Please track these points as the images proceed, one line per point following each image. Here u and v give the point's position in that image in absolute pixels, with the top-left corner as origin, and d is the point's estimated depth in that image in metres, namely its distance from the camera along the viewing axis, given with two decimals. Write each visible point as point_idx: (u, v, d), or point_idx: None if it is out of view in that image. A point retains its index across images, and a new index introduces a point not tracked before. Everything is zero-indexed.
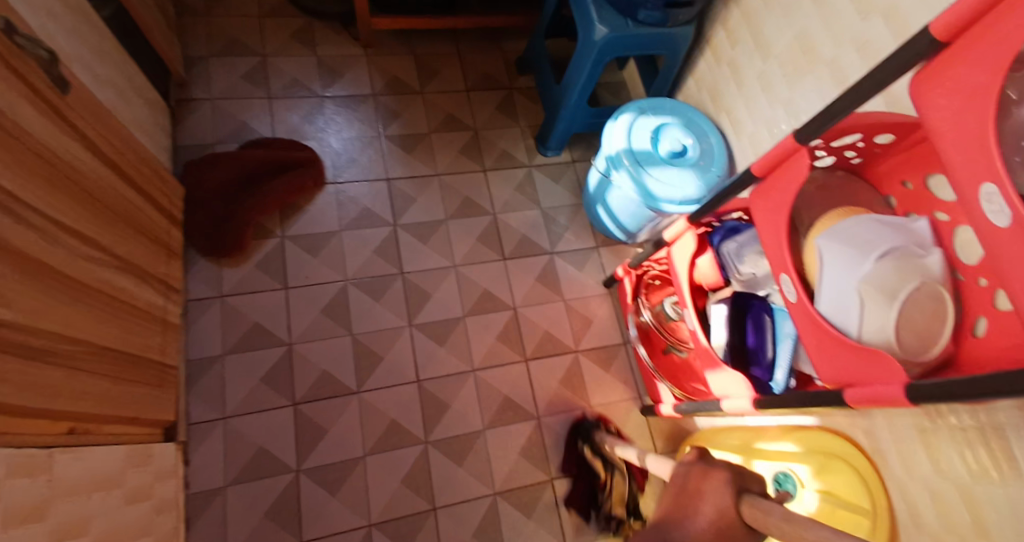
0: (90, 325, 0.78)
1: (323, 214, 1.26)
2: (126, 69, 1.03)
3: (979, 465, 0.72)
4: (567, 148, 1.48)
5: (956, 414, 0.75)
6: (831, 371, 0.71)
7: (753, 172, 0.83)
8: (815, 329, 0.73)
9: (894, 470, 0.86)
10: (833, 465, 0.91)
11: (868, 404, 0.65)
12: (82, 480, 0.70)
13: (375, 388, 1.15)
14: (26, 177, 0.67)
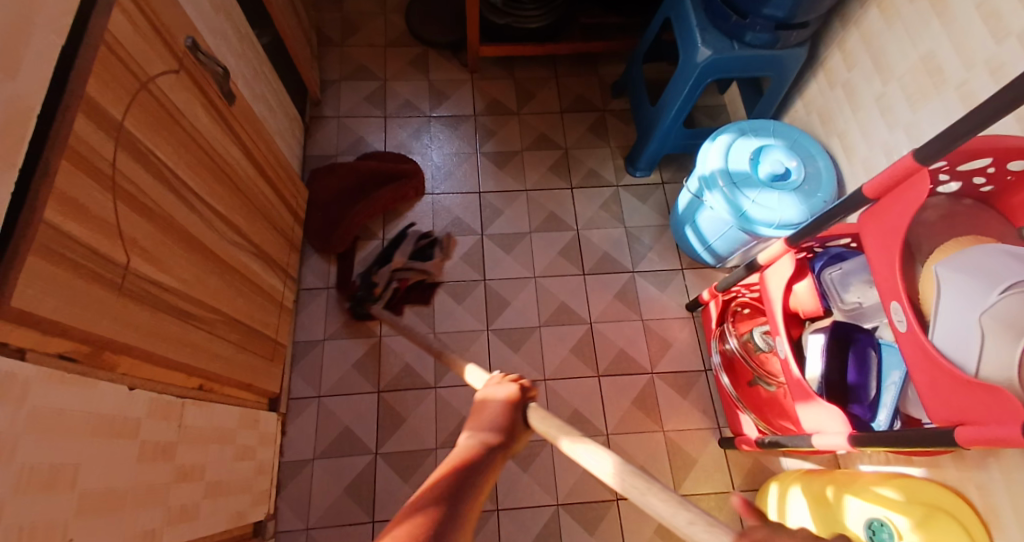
0: (227, 297, 0.92)
1: (420, 220, 1.37)
2: (276, 88, 1.21)
3: None
4: (658, 169, 1.48)
5: None
6: (944, 410, 0.64)
7: (865, 192, 0.75)
8: (925, 362, 0.66)
9: (1010, 534, 0.79)
10: (941, 521, 0.80)
11: (986, 444, 0.58)
12: (205, 430, 0.83)
13: (452, 385, 1.21)
14: (193, 169, 0.81)
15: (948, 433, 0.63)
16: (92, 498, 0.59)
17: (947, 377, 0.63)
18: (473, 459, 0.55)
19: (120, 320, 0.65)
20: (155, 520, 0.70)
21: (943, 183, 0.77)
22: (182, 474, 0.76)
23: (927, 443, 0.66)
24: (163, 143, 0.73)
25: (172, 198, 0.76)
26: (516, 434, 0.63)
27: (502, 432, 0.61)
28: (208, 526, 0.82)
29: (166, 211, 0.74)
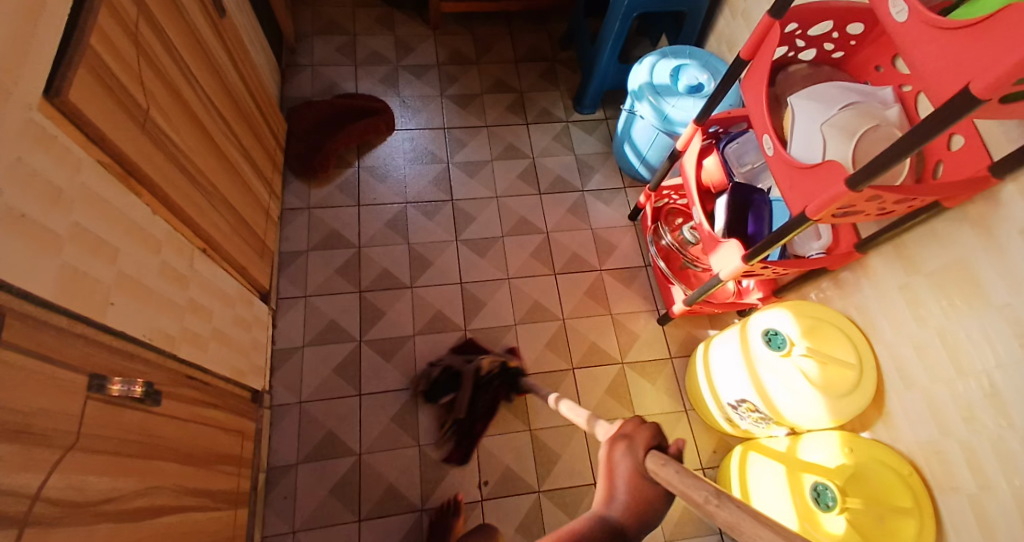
0: (222, 181, 1.06)
1: (391, 153, 1.54)
2: (257, 27, 1.37)
3: (951, 304, 0.80)
4: (602, 108, 1.68)
5: (925, 261, 0.84)
6: (799, 200, 0.80)
7: (743, 56, 0.94)
8: (785, 170, 0.83)
9: (883, 334, 0.92)
10: (823, 328, 0.93)
11: (825, 210, 0.74)
12: (208, 281, 0.97)
13: (426, 285, 1.37)
14: (195, 56, 0.97)
15: (802, 215, 0.80)
16: (128, 281, 0.73)
17: (799, 173, 0.80)
18: None
19: (144, 153, 0.79)
20: (172, 330, 0.84)
21: (800, 51, 0.96)
22: (193, 308, 0.90)
23: (789, 231, 0.83)
24: (171, 24, 0.89)
25: (178, 72, 0.90)
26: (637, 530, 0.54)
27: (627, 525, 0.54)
28: (215, 363, 0.97)
29: (173, 81, 0.89)
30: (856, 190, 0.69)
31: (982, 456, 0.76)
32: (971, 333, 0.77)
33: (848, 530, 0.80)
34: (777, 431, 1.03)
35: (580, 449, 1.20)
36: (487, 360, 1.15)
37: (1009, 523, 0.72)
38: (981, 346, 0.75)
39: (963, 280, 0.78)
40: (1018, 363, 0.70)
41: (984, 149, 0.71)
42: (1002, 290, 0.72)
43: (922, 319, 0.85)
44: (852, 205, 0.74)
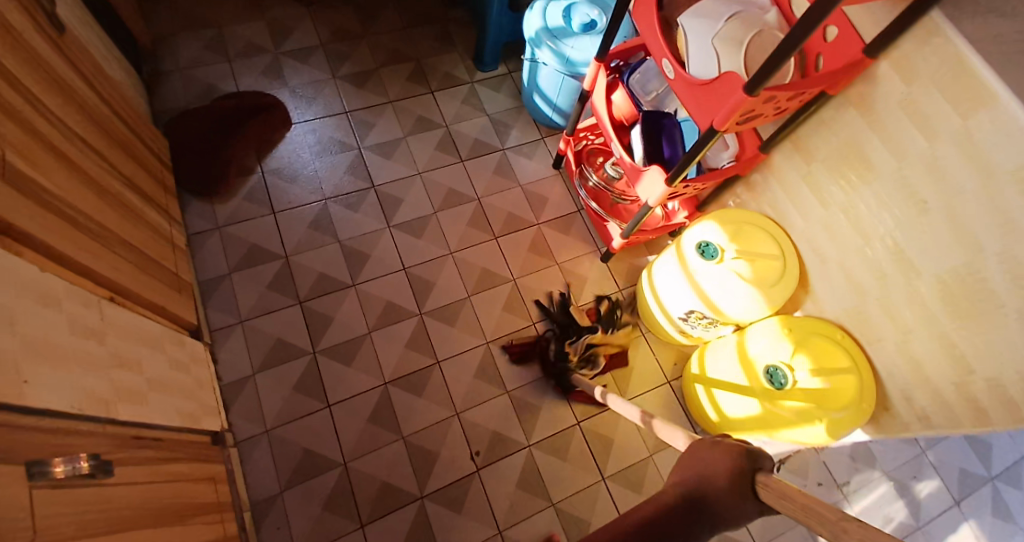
0: (110, 217, 0.97)
1: (294, 150, 1.47)
2: (103, 39, 1.23)
3: (846, 181, 0.88)
4: (503, 63, 1.66)
5: (821, 147, 0.91)
6: (705, 115, 0.84)
7: None
8: (688, 88, 0.87)
9: (797, 222, 1.00)
10: (745, 229, 1.00)
11: (730, 120, 0.79)
12: (129, 329, 0.90)
13: (369, 280, 1.33)
14: (43, 85, 0.87)
15: (710, 129, 0.84)
16: (38, 352, 0.65)
17: (700, 90, 0.84)
18: (664, 516, 0.60)
19: (13, 207, 0.70)
20: (104, 392, 0.77)
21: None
22: (119, 364, 0.83)
23: (700, 147, 0.88)
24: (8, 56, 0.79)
25: (29, 107, 0.81)
26: (727, 516, 0.60)
27: (716, 503, 0.60)
28: (160, 414, 0.91)
29: (26, 117, 0.80)
30: (753, 94, 0.73)
31: (897, 309, 0.85)
32: (870, 204, 0.85)
33: (804, 399, 0.90)
34: (726, 330, 1.10)
35: (558, 396, 1.24)
36: (601, 350, 1.24)
37: (934, 360, 0.82)
38: (880, 213, 0.84)
39: (856, 156, 0.85)
40: (913, 220, 0.79)
41: (856, 34, 0.77)
42: (889, 158, 0.80)
43: (825, 201, 0.93)
44: (753, 110, 0.79)
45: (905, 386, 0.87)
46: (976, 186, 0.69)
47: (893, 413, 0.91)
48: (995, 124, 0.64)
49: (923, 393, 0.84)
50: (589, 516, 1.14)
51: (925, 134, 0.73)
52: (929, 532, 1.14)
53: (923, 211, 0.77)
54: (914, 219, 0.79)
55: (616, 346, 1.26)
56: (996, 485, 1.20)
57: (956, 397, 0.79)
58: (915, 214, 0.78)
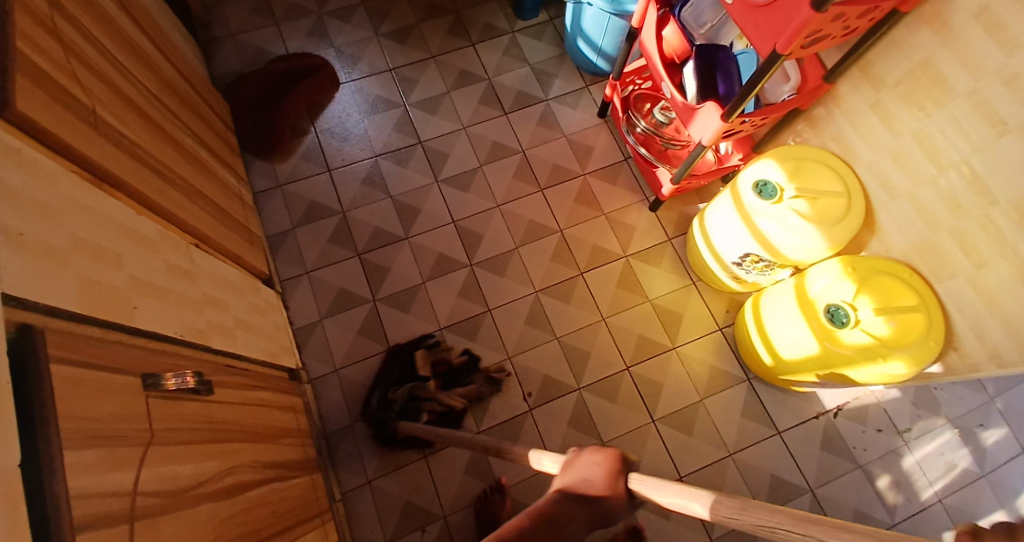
0: (188, 172, 1.05)
1: (343, 110, 1.51)
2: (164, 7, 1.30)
3: (917, 106, 0.84)
4: (544, 9, 1.64)
5: (891, 72, 0.87)
6: (767, 40, 0.81)
7: None
8: (749, 12, 0.83)
9: (862, 155, 0.96)
10: (807, 167, 0.96)
11: (795, 40, 0.75)
12: (213, 270, 0.98)
13: (421, 233, 1.38)
14: (118, 46, 0.93)
15: (773, 54, 0.80)
16: (142, 283, 0.73)
17: (763, 11, 0.80)
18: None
19: (107, 156, 0.77)
20: (198, 323, 0.85)
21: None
22: (209, 300, 0.91)
23: (760, 76, 0.84)
24: (85, 15, 0.84)
25: (109, 67, 0.87)
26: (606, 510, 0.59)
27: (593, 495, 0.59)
28: (247, 349, 0.99)
29: (108, 76, 0.86)
30: (821, 10, 0.69)
31: (971, 239, 0.82)
32: (944, 129, 0.81)
33: (868, 337, 0.86)
34: (782, 274, 1.07)
35: (608, 341, 1.25)
36: (428, 405, 1.17)
37: (1010, 292, 0.78)
38: (954, 138, 0.80)
39: (930, 79, 0.81)
40: (991, 144, 0.75)
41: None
42: (966, 79, 0.76)
43: (895, 129, 0.89)
44: (820, 27, 0.74)
45: (977, 321, 0.84)
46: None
47: (962, 350, 0.88)
48: None
49: (996, 327, 0.81)
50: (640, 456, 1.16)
51: (1005, 49, 0.70)
52: (997, 482, 1.09)
53: (1002, 131, 0.73)
54: (993, 141, 0.75)
55: (446, 405, 1.18)
56: None
57: None
58: (993, 136, 0.75)
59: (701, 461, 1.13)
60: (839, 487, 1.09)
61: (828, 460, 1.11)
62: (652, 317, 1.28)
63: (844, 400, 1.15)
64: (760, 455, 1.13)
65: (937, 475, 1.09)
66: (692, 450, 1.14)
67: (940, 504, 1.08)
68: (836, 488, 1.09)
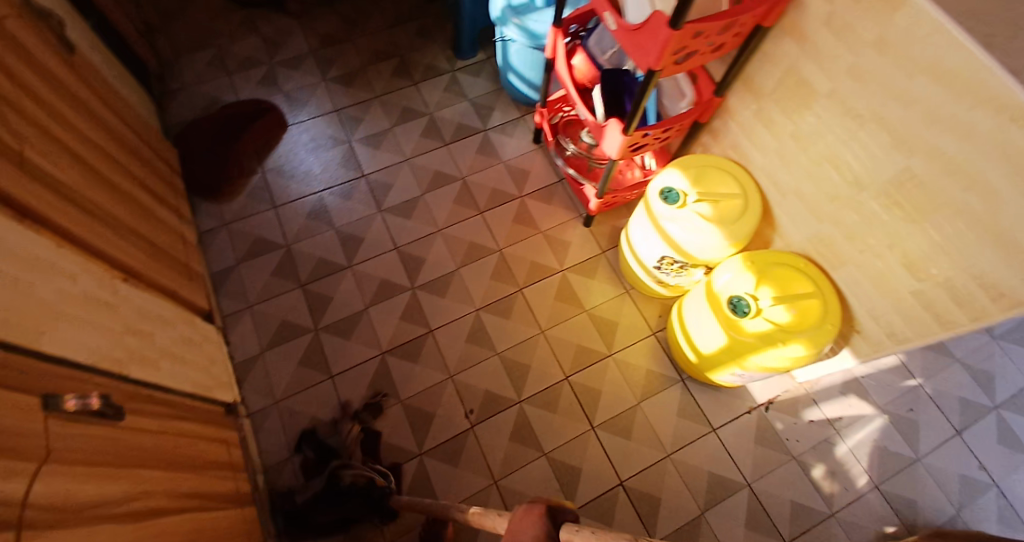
0: (123, 212, 1.07)
1: (291, 149, 1.55)
2: (112, 60, 1.35)
3: (790, 107, 0.89)
4: (482, 49, 1.73)
5: (763, 79, 0.92)
6: (641, 61, 0.80)
7: None
8: (625, 36, 0.82)
9: (756, 160, 1.01)
10: (707, 173, 1.00)
11: (664, 58, 0.75)
12: (142, 305, 0.98)
13: (364, 261, 1.40)
14: (53, 93, 0.97)
15: (648, 72, 0.80)
16: (55, 310, 0.74)
17: (633, 34, 0.80)
18: None
19: (30, 193, 0.79)
20: (117, 353, 0.85)
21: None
22: (132, 331, 0.92)
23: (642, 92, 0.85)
24: (12, 56, 0.87)
25: (41, 111, 0.90)
26: None
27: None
28: (172, 380, 0.98)
29: (39, 120, 0.89)
30: (677, 28, 0.70)
31: (853, 228, 0.86)
32: (814, 125, 0.86)
33: (768, 326, 0.88)
34: (696, 276, 1.11)
35: (547, 353, 1.28)
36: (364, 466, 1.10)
37: (892, 274, 0.82)
38: (825, 135, 0.84)
39: (795, 80, 0.86)
40: (853, 134, 0.79)
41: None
42: (825, 79, 0.81)
43: (776, 132, 0.94)
44: (684, 43, 0.75)
45: (870, 304, 0.88)
46: (903, 89, 0.70)
47: (865, 333, 0.92)
48: (911, 24, 0.66)
49: (887, 306, 0.86)
50: (581, 464, 1.16)
51: (852, 48, 0.74)
52: (932, 466, 1.15)
53: (857, 120, 0.78)
54: (853, 132, 0.80)
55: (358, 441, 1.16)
56: (1000, 414, 1.20)
57: (916, 304, 0.81)
58: (853, 126, 0.79)
59: (641, 464, 1.16)
60: (777, 481, 1.13)
61: (766, 455, 1.15)
62: (590, 326, 1.31)
63: (773, 395, 1.21)
64: (698, 454, 1.16)
65: (869, 460, 1.15)
66: (631, 455, 1.17)
67: (877, 490, 1.13)
68: (774, 481, 1.13)
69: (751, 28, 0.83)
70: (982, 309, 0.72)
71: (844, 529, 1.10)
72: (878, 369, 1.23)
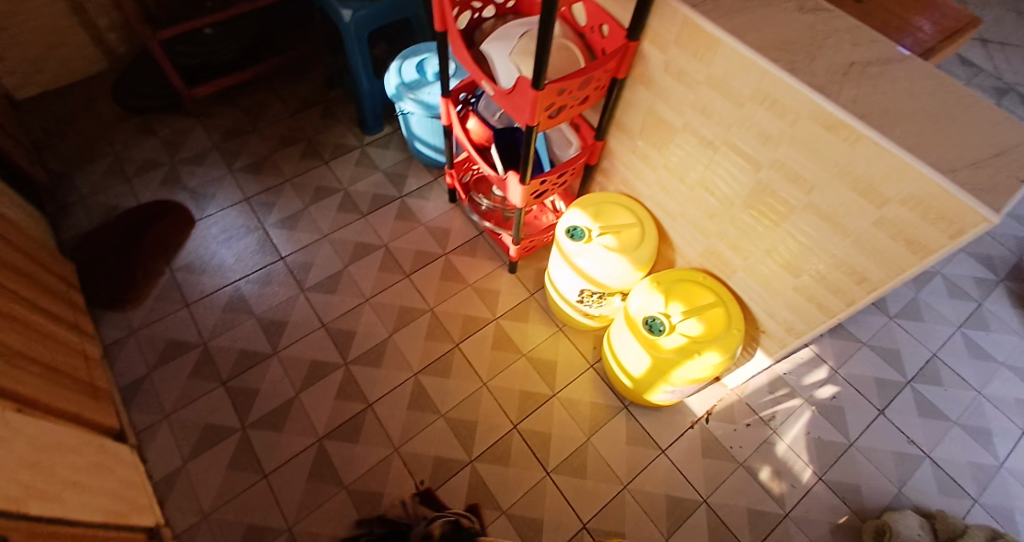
0: (15, 338, 0.98)
1: (201, 243, 1.51)
2: None
3: (656, 142, 0.98)
4: (388, 122, 1.78)
5: (630, 121, 1.01)
6: (520, 118, 0.86)
7: (437, 30, 0.94)
8: (503, 99, 0.88)
9: (643, 191, 1.09)
10: (605, 209, 1.08)
11: (537, 113, 0.81)
12: (41, 434, 0.89)
13: (289, 345, 1.36)
14: None
15: (528, 127, 0.86)
16: None
17: (508, 96, 0.85)
18: None
19: None
20: (11, 491, 0.76)
21: (481, 11, 0.99)
22: (29, 464, 0.82)
23: (527, 145, 0.90)
24: None
25: None
26: None
27: None
28: (80, 512, 0.89)
29: None
30: (540, 87, 0.76)
31: (735, 239, 0.94)
32: (679, 155, 0.94)
33: (683, 340, 0.94)
34: (613, 303, 1.16)
35: (491, 406, 1.27)
36: (444, 514, 1.05)
37: (776, 275, 0.90)
38: (691, 162, 0.93)
39: (651, 118, 0.95)
40: (711, 159, 0.88)
41: (617, 23, 0.85)
42: (675, 115, 0.90)
43: (652, 165, 1.02)
44: (552, 98, 0.81)
45: (767, 304, 0.95)
46: (738, 116, 0.79)
47: (770, 331, 0.99)
48: (728, 62, 0.75)
49: (780, 305, 0.93)
50: (540, 514, 1.14)
51: (689, 87, 0.83)
52: (865, 447, 1.22)
53: (710, 148, 0.87)
54: (712, 158, 0.88)
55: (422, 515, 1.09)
56: (913, 386, 1.30)
57: (801, 298, 0.88)
58: (710, 153, 0.88)
59: (600, 500, 1.15)
60: (730, 490, 1.16)
61: (715, 466, 1.18)
62: (530, 370, 1.32)
63: (710, 406, 1.25)
64: (652, 479, 1.17)
65: (808, 452, 1.20)
66: (590, 493, 1.16)
67: (822, 481, 1.17)
68: (727, 491, 1.16)
69: (609, 80, 0.91)
70: (851, 294, 0.80)
71: (799, 526, 1.13)
72: (798, 364, 1.31)
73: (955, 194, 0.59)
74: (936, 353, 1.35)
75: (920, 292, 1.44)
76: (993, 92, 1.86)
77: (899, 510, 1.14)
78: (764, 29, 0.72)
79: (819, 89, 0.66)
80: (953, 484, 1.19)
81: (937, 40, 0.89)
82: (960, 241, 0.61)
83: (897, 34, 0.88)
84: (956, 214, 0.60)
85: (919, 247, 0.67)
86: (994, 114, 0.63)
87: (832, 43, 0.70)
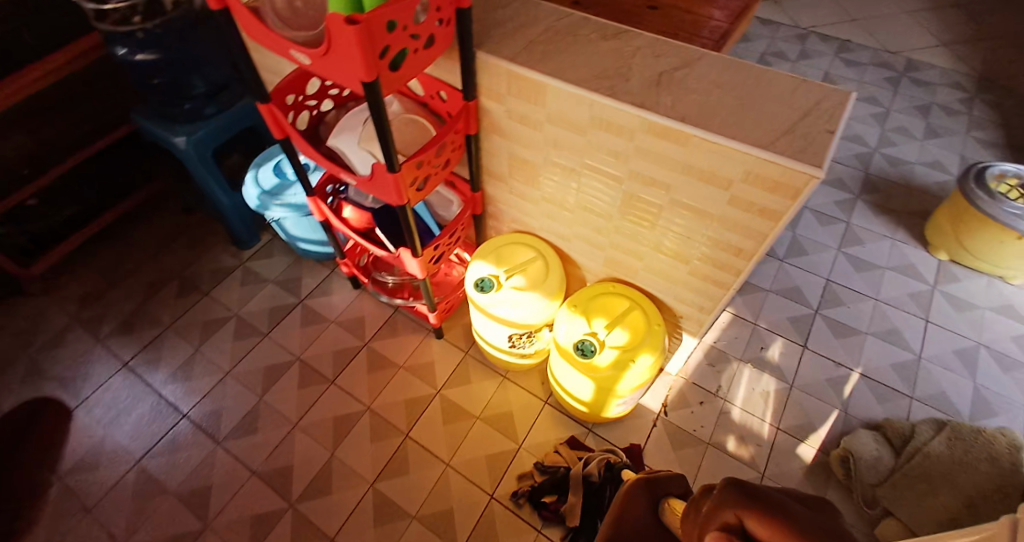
0: None
1: (86, 432, 1.33)
2: None
3: (525, 180, 1.01)
4: (264, 232, 1.70)
5: (496, 168, 1.03)
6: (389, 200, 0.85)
7: (279, 139, 0.92)
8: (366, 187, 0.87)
9: (532, 223, 1.11)
10: (504, 251, 1.09)
11: (403, 191, 0.81)
12: None
13: (221, 510, 1.21)
14: None
15: (400, 206, 0.85)
16: None
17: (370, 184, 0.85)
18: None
19: None
20: None
21: (318, 107, 0.99)
22: None
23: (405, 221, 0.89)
24: None
25: None
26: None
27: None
28: None
29: None
30: (396, 169, 0.77)
31: (626, 246, 0.98)
32: (550, 186, 0.98)
33: (615, 351, 0.96)
34: (544, 337, 1.16)
35: (460, 484, 1.21)
36: (594, 455, 1.13)
37: (671, 267, 0.95)
38: (563, 190, 0.97)
39: (514, 161, 0.98)
40: (577, 183, 0.92)
41: (451, 88, 0.88)
42: (533, 154, 0.93)
43: (530, 200, 1.05)
44: (413, 174, 0.82)
45: (674, 294, 1.00)
46: (585, 141, 0.83)
47: (687, 315, 1.04)
48: (558, 98, 0.79)
49: (685, 291, 0.98)
50: None
51: (534, 128, 0.87)
52: (804, 385, 1.30)
53: (573, 174, 0.91)
54: (578, 181, 0.92)
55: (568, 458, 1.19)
56: (824, 313, 1.42)
57: (698, 280, 0.93)
58: (574, 178, 0.92)
59: None
60: (707, 473, 1.18)
61: (688, 454, 1.20)
62: (488, 430, 1.28)
63: (665, 398, 1.28)
64: None
65: (763, 408, 1.26)
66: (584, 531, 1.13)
67: (782, 431, 1.23)
68: (705, 476, 1.18)
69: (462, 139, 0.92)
70: (735, 266, 0.85)
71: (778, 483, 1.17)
72: (724, 330, 1.38)
73: (781, 161, 0.65)
74: (831, 278, 1.49)
75: (800, 229, 1.59)
76: (796, 40, 2.13)
77: (853, 431, 1.22)
78: (577, 64, 0.78)
79: (642, 103, 0.72)
80: (884, 390, 1.30)
81: (730, 23, 0.98)
82: (800, 199, 0.68)
83: (694, 28, 0.98)
84: (788, 178, 0.66)
85: (771, 214, 0.73)
86: (789, 84, 0.71)
87: (638, 60, 0.77)
